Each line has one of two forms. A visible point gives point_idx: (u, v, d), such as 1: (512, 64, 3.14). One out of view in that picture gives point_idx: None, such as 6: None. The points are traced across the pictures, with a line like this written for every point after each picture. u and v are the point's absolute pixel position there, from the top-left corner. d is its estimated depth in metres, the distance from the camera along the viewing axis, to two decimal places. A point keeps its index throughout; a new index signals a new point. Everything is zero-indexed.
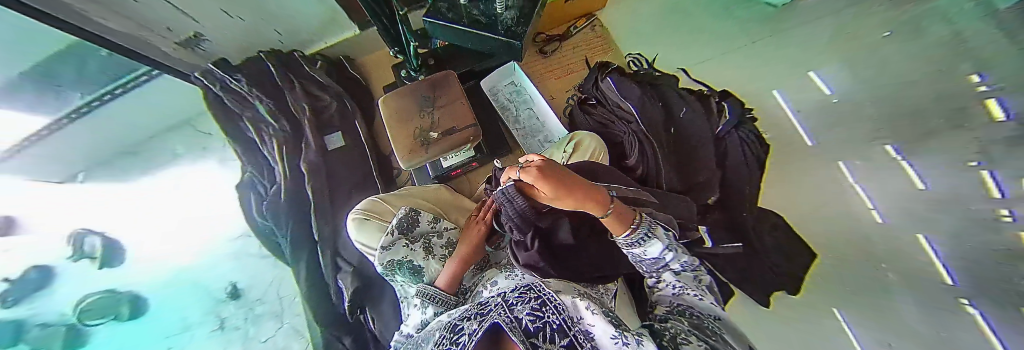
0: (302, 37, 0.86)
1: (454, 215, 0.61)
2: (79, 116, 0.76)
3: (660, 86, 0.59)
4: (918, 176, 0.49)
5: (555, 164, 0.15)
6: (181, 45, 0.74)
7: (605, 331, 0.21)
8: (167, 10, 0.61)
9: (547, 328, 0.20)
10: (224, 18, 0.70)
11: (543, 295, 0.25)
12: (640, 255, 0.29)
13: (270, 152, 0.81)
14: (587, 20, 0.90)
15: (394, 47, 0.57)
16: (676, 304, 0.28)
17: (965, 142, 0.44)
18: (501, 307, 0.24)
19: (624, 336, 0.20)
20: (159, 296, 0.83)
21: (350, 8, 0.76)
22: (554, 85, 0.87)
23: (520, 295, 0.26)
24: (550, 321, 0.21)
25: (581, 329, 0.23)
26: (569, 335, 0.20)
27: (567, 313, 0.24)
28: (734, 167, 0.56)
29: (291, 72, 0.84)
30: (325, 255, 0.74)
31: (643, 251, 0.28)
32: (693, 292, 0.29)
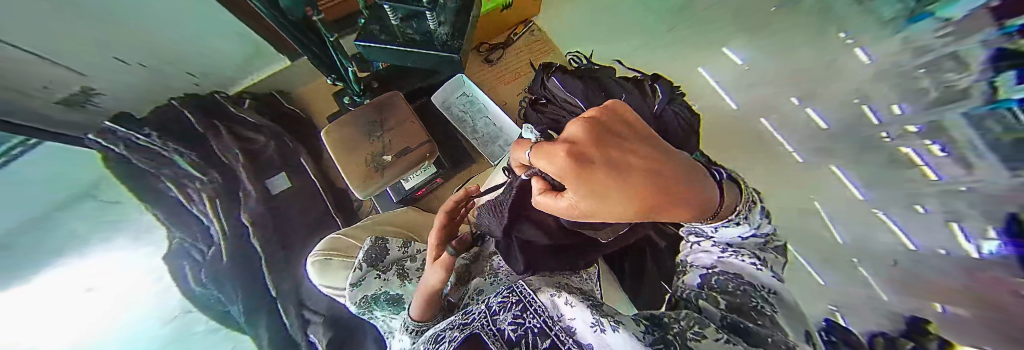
0: (224, 77, 0.78)
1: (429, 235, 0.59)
2: None
3: (599, 77, 0.63)
4: (819, 117, 0.47)
5: (571, 159, 0.18)
6: (68, 104, 0.62)
7: (583, 322, 0.25)
8: (43, 67, 0.52)
9: (530, 337, 0.25)
10: (120, 66, 0.61)
11: (524, 299, 0.29)
12: (708, 230, 0.27)
13: (204, 211, 0.71)
14: (526, 26, 0.95)
15: (331, 74, 0.55)
16: (722, 273, 0.27)
17: (843, 79, 0.43)
18: (488, 315, 0.29)
19: (600, 323, 0.23)
20: None
21: (276, 40, 0.71)
22: (504, 91, 0.91)
23: (504, 299, 0.30)
24: (532, 326, 0.26)
25: (562, 324, 0.26)
26: (551, 336, 0.25)
27: (547, 312, 0.28)
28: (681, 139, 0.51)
29: (217, 118, 0.76)
30: (289, 311, 0.68)
31: (715, 227, 0.26)
32: (754, 263, 0.26)
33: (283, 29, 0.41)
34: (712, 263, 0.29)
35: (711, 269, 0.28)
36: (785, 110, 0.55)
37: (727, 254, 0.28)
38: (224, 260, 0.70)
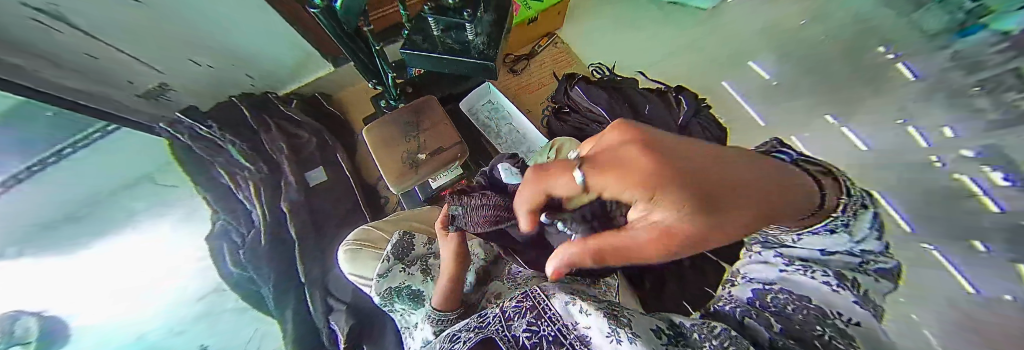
0: (274, 79, 0.84)
1: None
2: None
3: (624, 87, 0.65)
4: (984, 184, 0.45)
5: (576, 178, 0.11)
6: (145, 97, 0.72)
7: (600, 331, 0.24)
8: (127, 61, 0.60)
9: (542, 343, 0.26)
10: (189, 65, 0.69)
11: (537, 303, 0.29)
12: (777, 239, 0.27)
13: (248, 198, 0.77)
14: (549, 39, 0.97)
15: (372, 79, 0.58)
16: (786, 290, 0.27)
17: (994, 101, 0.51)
18: (502, 321, 0.29)
19: (617, 333, 0.23)
20: None
21: (325, 46, 0.78)
22: (528, 99, 0.93)
23: (519, 304, 0.30)
24: (545, 334, 0.26)
25: (580, 333, 0.26)
26: (563, 344, 0.25)
27: (563, 320, 0.27)
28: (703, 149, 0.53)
29: (264, 114, 0.82)
30: (315, 297, 0.71)
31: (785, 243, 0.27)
32: (829, 284, 0.25)
33: (338, 39, 0.44)
34: (771, 278, 0.29)
35: (770, 285, 0.29)
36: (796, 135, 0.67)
37: (803, 268, 0.27)
38: (260, 246, 0.74)
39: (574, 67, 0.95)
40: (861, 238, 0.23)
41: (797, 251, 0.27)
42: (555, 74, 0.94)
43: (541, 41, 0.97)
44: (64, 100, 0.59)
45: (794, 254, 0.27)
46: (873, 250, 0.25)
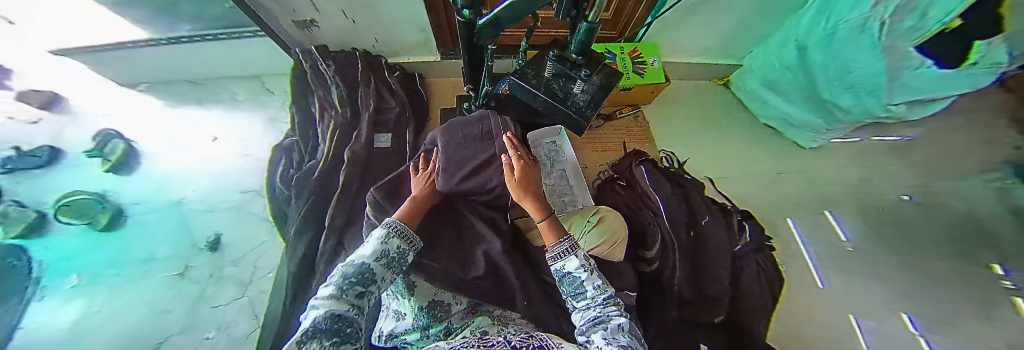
0: (395, 49, 0.85)
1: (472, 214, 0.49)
2: (177, 42, 0.83)
3: (687, 188, 0.70)
4: (716, 192, 0.86)
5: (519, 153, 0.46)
6: (296, 24, 0.76)
7: None
8: None
9: None
10: (340, 16, 0.72)
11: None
12: (560, 269, 0.37)
13: (322, 134, 0.68)
14: (632, 109, 1.01)
15: (469, 84, 0.54)
16: (601, 312, 0.32)
17: None
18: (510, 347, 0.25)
19: None
20: (136, 222, 0.72)
21: (444, 40, 0.81)
22: (589, 157, 0.91)
23: (524, 341, 0.27)
24: None
25: None
26: None
27: None
28: (714, 276, 0.55)
29: (372, 75, 0.77)
30: (300, 241, 0.56)
31: (563, 266, 0.37)
32: (601, 294, 0.34)
33: (466, 56, 0.43)
34: (592, 289, 0.34)
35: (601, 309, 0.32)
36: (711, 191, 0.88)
37: (597, 301, 0.33)
38: (307, 179, 0.61)
39: (645, 144, 0.97)
40: (571, 280, 0.36)
41: (590, 278, 0.35)
42: (623, 142, 0.95)
43: (623, 108, 1.01)
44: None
45: (591, 282, 0.35)
46: (583, 285, 0.35)
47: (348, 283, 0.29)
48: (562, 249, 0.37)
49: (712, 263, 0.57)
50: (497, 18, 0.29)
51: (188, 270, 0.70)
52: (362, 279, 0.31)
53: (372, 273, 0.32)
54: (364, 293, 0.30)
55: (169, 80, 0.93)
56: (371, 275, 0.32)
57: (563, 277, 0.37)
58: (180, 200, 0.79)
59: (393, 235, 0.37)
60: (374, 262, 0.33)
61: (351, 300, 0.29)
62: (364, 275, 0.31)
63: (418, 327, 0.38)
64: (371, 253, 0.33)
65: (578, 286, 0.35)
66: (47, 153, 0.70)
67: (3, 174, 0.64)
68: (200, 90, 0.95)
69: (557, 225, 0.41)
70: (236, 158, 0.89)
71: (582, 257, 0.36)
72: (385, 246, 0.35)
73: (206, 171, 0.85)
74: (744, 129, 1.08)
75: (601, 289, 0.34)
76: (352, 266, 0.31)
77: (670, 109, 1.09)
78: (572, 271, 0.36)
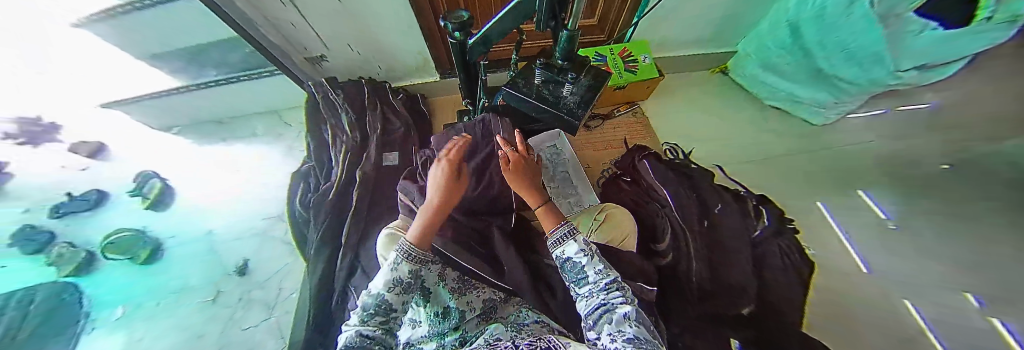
0: (398, 73, 0.90)
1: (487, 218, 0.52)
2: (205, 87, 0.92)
3: (694, 177, 0.68)
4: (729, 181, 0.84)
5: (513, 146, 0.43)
6: (308, 61, 0.83)
7: None
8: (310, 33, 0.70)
9: None
10: (346, 49, 0.78)
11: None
12: (559, 254, 0.35)
13: (335, 157, 0.73)
14: (631, 107, 1.02)
15: (467, 99, 0.57)
16: (604, 299, 0.28)
17: None
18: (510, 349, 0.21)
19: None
20: (171, 253, 0.77)
21: (442, 61, 0.85)
22: (593, 157, 0.91)
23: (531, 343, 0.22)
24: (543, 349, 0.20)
25: None
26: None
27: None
28: (735, 265, 0.53)
29: (378, 99, 0.82)
30: (319, 261, 0.59)
31: (562, 252, 0.34)
32: (606, 279, 0.30)
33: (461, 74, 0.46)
34: (595, 275, 0.31)
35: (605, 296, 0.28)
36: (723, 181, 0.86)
37: (600, 288, 0.30)
38: (323, 201, 0.65)
39: (648, 140, 0.96)
40: (573, 266, 0.33)
41: (592, 262, 0.32)
42: (626, 139, 0.95)
43: (622, 106, 1.02)
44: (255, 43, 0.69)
45: (594, 266, 0.32)
46: (585, 271, 0.32)
47: (368, 313, 0.25)
48: (559, 234, 0.35)
49: (731, 252, 0.55)
50: (486, 36, 0.31)
51: (219, 295, 0.75)
52: (382, 310, 0.25)
53: (388, 303, 0.26)
54: (389, 321, 0.26)
55: (198, 121, 1.01)
56: (388, 307, 0.26)
57: (563, 263, 0.34)
58: (211, 230, 0.85)
59: (402, 259, 0.28)
60: (389, 291, 0.26)
61: (378, 328, 0.25)
62: (383, 305, 0.25)
63: (435, 334, 0.35)
64: (383, 283, 0.26)
65: (579, 271, 0.32)
66: (90, 198, 0.72)
67: (58, 221, 0.64)
68: (226, 129, 1.04)
69: (552, 208, 0.40)
70: (258, 188, 0.95)
71: (581, 241, 0.33)
72: (397, 274, 0.27)
73: (233, 203, 0.91)
74: (750, 116, 1.05)
75: (603, 274, 0.31)
76: (370, 299, 0.25)
77: (671, 103, 1.08)
78: (572, 257, 0.33)
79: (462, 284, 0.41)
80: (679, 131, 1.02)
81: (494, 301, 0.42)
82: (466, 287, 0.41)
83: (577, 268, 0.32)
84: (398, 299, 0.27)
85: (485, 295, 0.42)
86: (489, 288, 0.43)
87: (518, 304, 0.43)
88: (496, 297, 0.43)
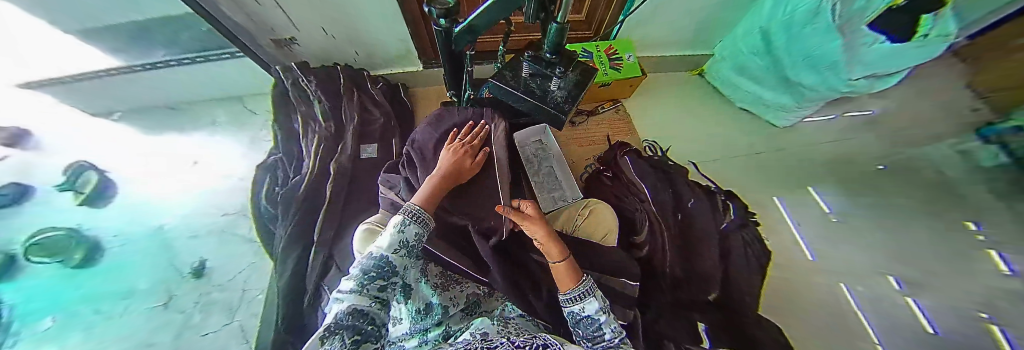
0: (377, 61, 0.86)
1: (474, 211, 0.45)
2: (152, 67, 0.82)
3: (671, 173, 0.72)
4: (702, 178, 0.89)
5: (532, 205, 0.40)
6: (275, 43, 0.76)
7: None
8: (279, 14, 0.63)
9: None
10: (319, 32, 0.72)
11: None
12: (578, 310, 0.36)
13: (306, 148, 0.68)
14: (614, 104, 1.04)
15: (452, 90, 0.54)
16: None
17: None
18: None
19: None
20: (115, 253, 0.70)
21: (425, 49, 0.82)
22: (576, 152, 0.92)
23: None
24: None
25: None
26: None
27: None
28: (705, 256, 0.57)
29: (354, 87, 0.77)
30: (289, 259, 0.55)
31: (581, 308, 0.36)
32: (617, 332, 0.35)
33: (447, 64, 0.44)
34: (608, 330, 0.35)
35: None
36: (697, 177, 0.91)
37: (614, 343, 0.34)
38: (292, 196, 0.61)
39: (629, 137, 1.00)
40: (587, 320, 0.36)
41: (607, 318, 0.36)
42: (608, 135, 0.97)
43: (606, 103, 1.04)
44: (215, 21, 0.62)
45: (608, 323, 0.35)
46: (600, 322, 0.35)
47: (369, 276, 0.29)
48: (579, 292, 0.37)
49: (703, 244, 0.58)
50: (474, 25, 0.31)
51: (172, 299, 0.67)
52: (380, 270, 0.29)
53: (391, 264, 0.30)
54: (386, 286, 0.30)
55: (145, 106, 0.89)
56: (389, 265, 0.30)
57: (575, 318, 0.37)
58: (161, 228, 0.76)
59: (410, 221, 0.33)
60: (392, 253, 0.31)
61: (374, 293, 0.28)
62: (385, 266, 0.30)
63: (417, 331, 0.36)
64: (386, 246, 0.31)
65: (596, 331, 0.35)
66: (12, 191, 0.68)
67: None
68: (177, 115, 0.92)
69: (574, 269, 0.38)
70: (218, 181, 0.86)
71: (599, 299, 0.36)
72: (402, 237, 0.32)
73: (186, 198, 0.82)
74: (722, 115, 1.12)
75: (617, 331, 0.35)
76: (372, 257, 0.30)
77: (652, 101, 1.13)
78: (588, 313, 0.36)
79: (446, 279, 0.41)
80: (658, 129, 1.06)
81: (477, 296, 0.43)
82: (449, 282, 0.41)
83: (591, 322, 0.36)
84: (400, 261, 0.31)
85: (469, 290, 0.42)
86: (473, 283, 0.43)
87: (501, 299, 0.44)
88: (479, 292, 0.43)
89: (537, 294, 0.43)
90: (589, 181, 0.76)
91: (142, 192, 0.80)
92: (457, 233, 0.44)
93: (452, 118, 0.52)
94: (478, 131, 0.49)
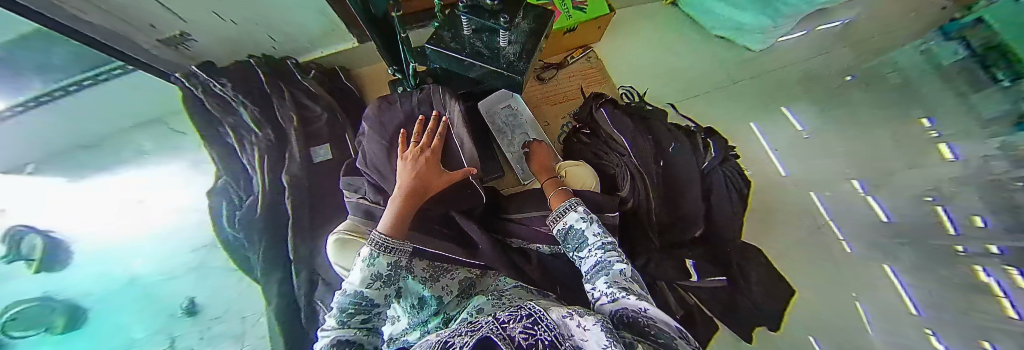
0: (300, 44, 0.73)
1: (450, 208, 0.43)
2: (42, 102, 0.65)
3: (650, 119, 0.69)
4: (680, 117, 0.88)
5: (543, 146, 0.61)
6: (164, 43, 0.62)
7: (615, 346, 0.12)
8: (150, 6, 0.50)
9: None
10: (215, 20, 0.58)
11: (536, 313, 0.12)
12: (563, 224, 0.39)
13: (251, 164, 0.60)
14: (583, 52, 0.96)
15: (393, 66, 0.48)
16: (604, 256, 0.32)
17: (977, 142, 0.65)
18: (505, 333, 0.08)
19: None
20: (101, 306, 0.70)
21: (353, 21, 0.69)
22: (549, 112, 0.87)
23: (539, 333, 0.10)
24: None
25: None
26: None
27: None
28: (688, 198, 0.58)
29: (285, 83, 0.67)
30: (273, 283, 0.53)
31: (565, 222, 0.39)
32: (601, 235, 0.35)
33: (373, 29, 0.37)
34: (595, 237, 0.35)
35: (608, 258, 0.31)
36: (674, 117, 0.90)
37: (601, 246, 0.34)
38: (252, 218, 0.56)
39: (603, 86, 0.94)
40: (574, 233, 0.38)
41: (594, 227, 0.37)
42: (581, 88, 0.92)
43: (574, 52, 0.96)
44: (72, 31, 0.49)
45: (596, 229, 0.37)
46: (585, 226, 0.37)
47: (346, 313, 0.23)
48: (564, 206, 0.41)
49: (686, 187, 0.59)
50: None
51: (175, 341, 0.67)
52: (366, 305, 0.24)
53: (369, 299, 0.24)
54: (370, 317, 0.25)
55: (56, 151, 0.76)
56: (371, 302, 0.24)
57: (563, 233, 0.39)
58: (132, 277, 0.72)
59: (380, 253, 0.25)
60: (367, 288, 0.24)
61: (358, 325, 0.24)
62: (364, 302, 0.24)
63: (417, 324, 0.34)
64: (359, 281, 0.24)
65: (579, 232, 0.37)
66: None
67: None
68: (93, 154, 0.79)
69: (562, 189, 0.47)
70: (169, 217, 0.77)
71: (581, 211, 0.39)
72: (374, 268, 0.25)
73: (144, 241, 0.75)
74: (699, 43, 1.04)
75: (601, 236, 0.35)
76: (344, 297, 0.23)
77: (623, 39, 1.03)
78: (574, 223, 0.38)
79: (435, 270, 0.36)
80: (634, 70, 0.99)
81: (471, 278, 0.41)
82: (439, 272, 0.37)
83: (574, 226, 0.38)
84: (379, 294, 0.25)
85: (460, 275, 0.40)
86: (464, 268, 0.40)
87: (494, 276, 0.43)
88: (471, 274, 0.42)
89: (524, 257, 0.46)
90: (566, 142, 0.72)
91: (99, 243, 0.75)
92: (438, 229, 0.41)
93: (394, 115, 0.44)
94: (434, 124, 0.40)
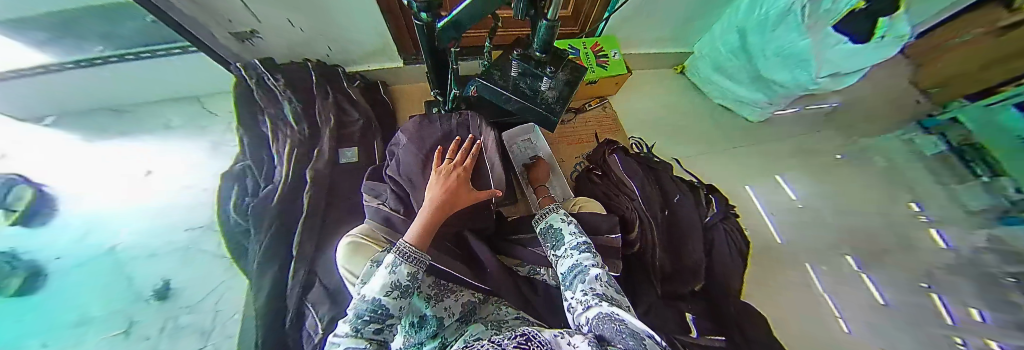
0: (352, 56, 0.80)
1: (463, 226, 0.44)
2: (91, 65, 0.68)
3: (657, 169, 0.73)
4: (685, 172, 0.93)
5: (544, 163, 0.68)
6: (233, 36, 0.69)
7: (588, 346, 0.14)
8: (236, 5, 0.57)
9: None
10: (285, 25, 0.65)
11: (530, 333, 0.15)
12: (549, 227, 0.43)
13: (278, 154, 0.62)
14: (600, 101, 1.05)
15: (437, 88, 0.52)
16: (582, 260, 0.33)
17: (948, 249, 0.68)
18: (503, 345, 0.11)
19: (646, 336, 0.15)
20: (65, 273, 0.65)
21: (404, 44, 0.77)
22: (564, 150, 0.92)
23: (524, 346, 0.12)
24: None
25: None
26: None
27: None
28: (691, 250, 0.59)
29: (329, 86, 0.72)
30: (267, 277, 0.51)
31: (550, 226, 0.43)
32: (578, 237, 0.38)
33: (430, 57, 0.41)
34: (573, 240, 0.38)
35: (584, 262, 0.32)
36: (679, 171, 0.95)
37: (576, 249, 0.36)
38: (263, 208, 0.56)
39: (616, 133, 1.01)
40: (559, 238, 0.40)
41: (572, 230, 0.40)
42: (596, 133, 0.98)
43: (592, 100, 1.05)
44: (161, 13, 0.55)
45: (573, 232, 0.40)
46: (567, 230, 0.40)
47: (362, 320, 0.23)
48: (547, 211, 0.45)
49: (689, 239, 0.61)
50: (458, 20, 0.28)
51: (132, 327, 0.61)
52: (379, 316, 0.24)
53: (386, 308, 0.24)
54: (383, 329, 0.25)
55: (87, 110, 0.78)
56: (387, 313, 0.24)
57: (549, 243, 0.42)
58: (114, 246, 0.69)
59: (400, 262, 0.26)
60: (385, 296, 0.24)
61: (371, 338, 0.23)
62: (379, 310, 0.24)
63: (412, 345, 0.32)
64: (379, 287, 0.24)
65: (560, 234, 0.40)
66: None
67: None
68: (123, 119, 0.82)
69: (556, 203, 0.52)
70: (173, 192, 0.77)
71: (563, 214, 0.44)
72: (395, 277, 0.25)
73: (138, 212, 0.74)
74: (703, 109, 1.14)
75: (576, 237, 0.38)
76: (361, 303, 0.24)
77: (636, 96, 1.14)
78: (558, 228, 0.41)
79: (439, 289, 0.37)
80: (643, 124, 1.08)
81: (473, 303, 0.40)
82: (443, 292, 0.37)
83: (557, 228, 0.41)
84: (395, 304, 0.25)
85: (464, 298, 0.39)
86: (468, 291, 0.40)
87: (496, 304, 0.42)
88: (474, 300, 0.41)
89: (531, 287, 0.45)
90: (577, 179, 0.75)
91: (91, 207, 0.73)
92: (448, 248, 0.41)
93: (434, 132, 0.48)
94: (468, 145, 0.42)
